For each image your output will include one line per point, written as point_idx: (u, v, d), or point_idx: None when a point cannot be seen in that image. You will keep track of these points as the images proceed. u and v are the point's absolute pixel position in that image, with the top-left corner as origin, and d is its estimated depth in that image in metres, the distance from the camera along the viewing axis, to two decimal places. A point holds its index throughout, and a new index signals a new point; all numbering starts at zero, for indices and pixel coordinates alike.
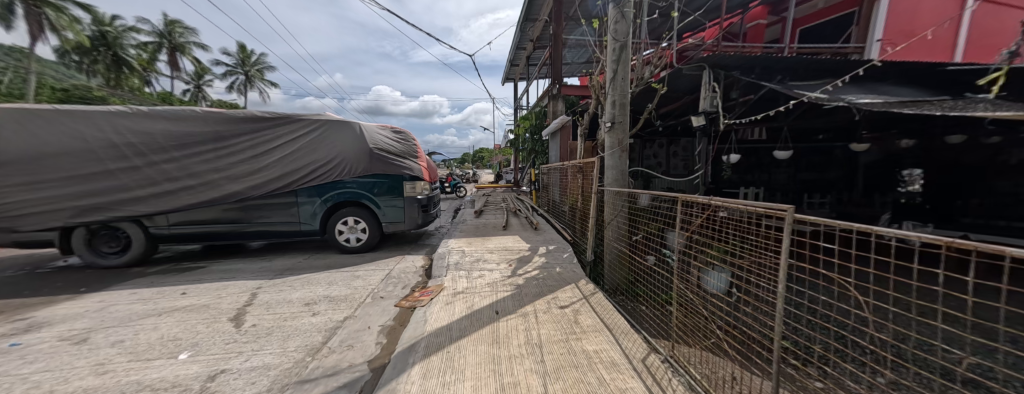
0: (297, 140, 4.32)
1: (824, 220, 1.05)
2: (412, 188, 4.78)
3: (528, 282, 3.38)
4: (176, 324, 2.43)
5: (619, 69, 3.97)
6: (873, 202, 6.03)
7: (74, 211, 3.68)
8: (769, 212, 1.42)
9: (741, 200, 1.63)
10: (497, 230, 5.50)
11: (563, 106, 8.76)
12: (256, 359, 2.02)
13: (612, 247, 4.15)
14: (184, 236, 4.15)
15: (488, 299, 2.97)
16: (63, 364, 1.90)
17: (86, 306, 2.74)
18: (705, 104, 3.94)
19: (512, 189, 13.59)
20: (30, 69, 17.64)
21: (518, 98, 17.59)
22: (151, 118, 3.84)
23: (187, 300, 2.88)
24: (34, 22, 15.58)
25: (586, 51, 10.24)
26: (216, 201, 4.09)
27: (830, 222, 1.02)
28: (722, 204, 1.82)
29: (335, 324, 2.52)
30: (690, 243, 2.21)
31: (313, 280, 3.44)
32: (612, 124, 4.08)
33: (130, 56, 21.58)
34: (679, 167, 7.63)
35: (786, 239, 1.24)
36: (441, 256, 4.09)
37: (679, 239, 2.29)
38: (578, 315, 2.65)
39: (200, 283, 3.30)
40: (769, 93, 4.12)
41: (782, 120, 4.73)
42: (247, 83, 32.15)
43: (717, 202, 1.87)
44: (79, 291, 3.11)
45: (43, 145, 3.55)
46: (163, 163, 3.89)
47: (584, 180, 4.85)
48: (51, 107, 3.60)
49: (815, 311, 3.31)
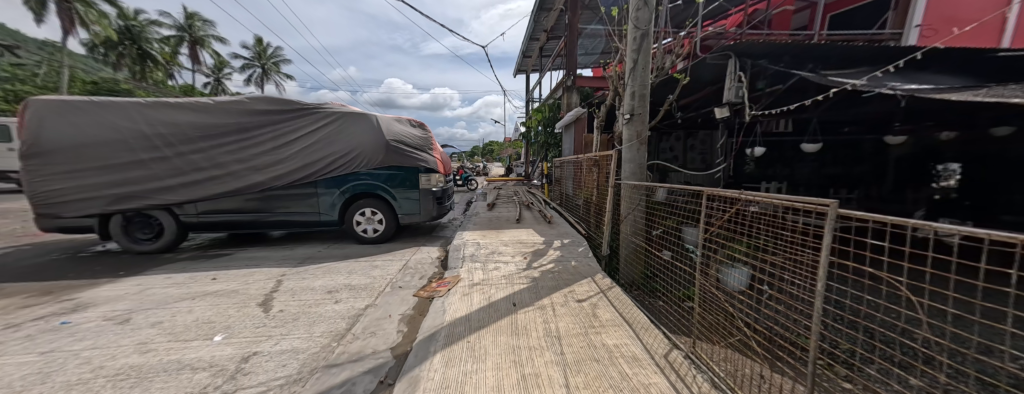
0: (317, 131, 4.41)
1: (873, 215, 1.01)
2: (427, 180, 4.83)
3: (544, 275, 3.40)
4: (208, 308, 2.54)
5: (640, 58, 3.87)
6: (905, 198, 5.79)
7: (110, 199, 3.85)
8: (812, 208, 1.36)
9: (775, 196, 1.57)
10: (510, 223, 5.51)
11: (578, 98, 8.61)
12: (285, 343, 2.09)
13: (628, 241, 4.12)
14: (211, 224, 4.30)
15: (504, 292, 2.99)
16: (108, 343, 2.01)
17: (126, 288, 2.90)
18: (731, 94, 3.78)
19: (524, 182, 13.56)
20: (63, 62, 18.47)
21: (530, 90, 17.36)
22: (179, 109, 3.98)
23: (218, 285, 3.01)
24: (67, 17, 16.34)
25: (602, 41, 9.99)
26: (241, 191, 4.23)
27: (880, 218, 0.98)
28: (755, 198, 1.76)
29: (357, 312, 2.58)
30: (716, 239, 2.17)
31: (333, 269, 3.53)
32: (630, 115, 4.00)
33: (154, 50, 22.31)
34: (697, 160, 7.43)
35: (828, 233, 1.20)
36: (456, 248, 4.13)
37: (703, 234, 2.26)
38: (597, 309, 2.64)
39: (229, 270, 3.45)
40: (799, 84, 3.94)
41: (811, 111, 4.51)
42: (265, 76, 32.87)
43: (748, 197, 1.81)
44: (118, 274, 3.29)
45: (82, 136, 3.73)
46: (191, 154, 4.03)
47: (600, 174, 4.78)
48: (87, 99, 3.76)
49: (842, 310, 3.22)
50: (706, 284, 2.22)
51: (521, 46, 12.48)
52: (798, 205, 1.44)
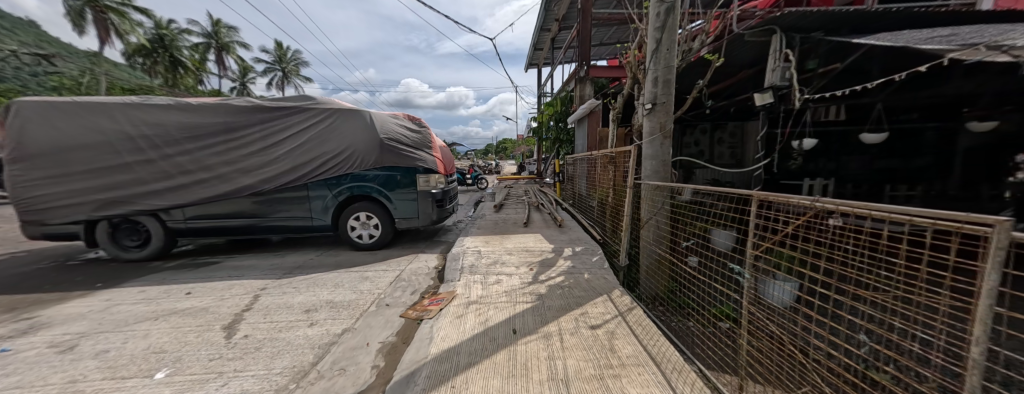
0: (307, 129, 4.11)
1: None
2: (426, 181, 4.49)
3: (552, 291, 2.95)
4: (167, 332, 2.25)
5: (665, 38, 3.32)
6: (980, 194, 5.01)
7: (95, 205, 3.67)
8: (957, 230, 0.87)
9: (867, 206, 1.09)
10: (518, 227, 5.06)
11: (592, 90, 8.04)
12: (233, 384, 1.74)
13: (649, 249, 3.64)
14: (200, 230, 4.05)
15: (504, 313, 2.56)
16: (35, 381, 1.73)
17: (91, 305, 2.65)
18: (776, 77, 3.28)
19: (536, 180, 13.10)
20: (100, 70, 19.51)
21: (542, 85, 16.77)
22: (163, 109, 3.75)
23: (189, 302, 2.73)
24: (103, 27, 17.21)
25: (618, 29, 9.37)
26: (230, 195, 3.97)
27: None
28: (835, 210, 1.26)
29: (330, 339, 2.22)
30: (769, 258, 1.69)
31: (319, 282, 3.20)
32: (652, 105, 3.46)
33: (184, 57, 23.33)
34: (725, 155, 6.81)
35: (993, 271, 0.78)
36: (454, 257, 3.72)
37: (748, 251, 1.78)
38: (615, 340, 2.14)
39: (208, 282, 3.17)
40: (865, 60, 3.27)
41: (875, 96, 3.80)
42: (284, 78, 33.82)
43: (822, 205, 1.32)
44: (94, 287, 3.08)
45: (65, 138, 3.56)
46: (177, 156, 3.79)
47: (617, 172, 4.28)
48: (70, 99, 3.58)
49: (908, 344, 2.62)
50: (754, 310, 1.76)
51: (533, 38, 11.95)
52: (911, 221, 0.97)
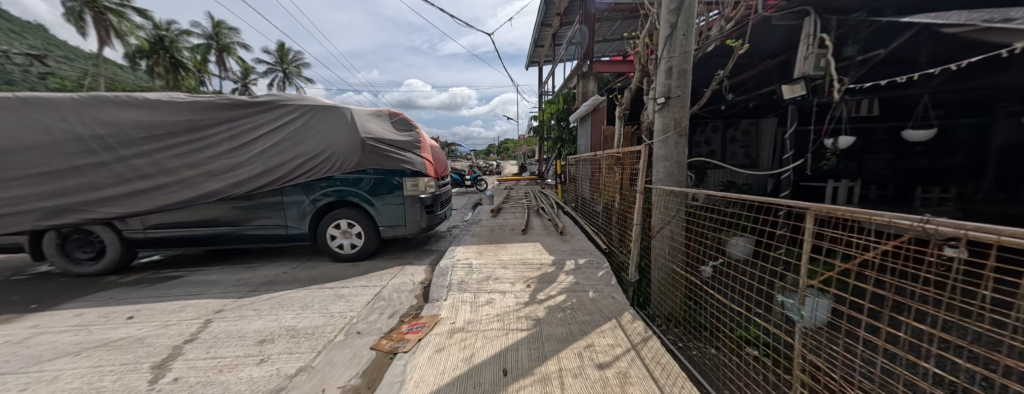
0: (281, 128, 3.72)
1: None
2: (414, 185, 4.10)
3: (551, 315, 2.54)
4: (82, 373, 1.84)
5: (680, 22, 2.92)
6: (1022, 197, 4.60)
7: (41, 213, 3.28)
8: None
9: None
10: (515, 235, 4.65)
11: (596, 86, 7.61)
12: None
13: (662, 262, 3.25)
14: (162, 240, 3.68)
15: (494, 345, 2.15)
16: None
17: (11, 334, 2.26)
18: (809, 65, 2.87)
19: (537, 181, 12.69)
20: (98, 72, 19.33)
21: (544, 83, 16.35)
22: (119, 106, 3.36)
23: (126, 330, 2.32)
24: (102, 28, 16.96)
25: (622, 24, 8.97)
26: (194, 202, 3.58)
27: None
28: (958, 239, 0.86)
29: (279, 383, 1.81)
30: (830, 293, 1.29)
31: (285, 302, 2.80)
32: (665, 99, 3.04)
33: (185, 58, 23.16)
34: (739, 155, 6.49)
35: None
36: (442, 272, 3.30)
37: (800, 281, 1.40)
38: (628, 385, 1.71)
39: (159, 302, 2.78)
40: (912, 44, 2.83)
41: (921, 88, 3.34)
42: (285, 79, 33.62)
43: (926, 231, 0.91)
44: (28, 308, 2.68)
45: (6, 139, 3.17)
46: (133, 159, 3.40)
47: (625, 174, 3.86)
48: (12, 95, 3.20)
49: (964, 381, 2.23)
50: (813, 354, 1.39)
51: (533, 33, 11.51)
52: None
